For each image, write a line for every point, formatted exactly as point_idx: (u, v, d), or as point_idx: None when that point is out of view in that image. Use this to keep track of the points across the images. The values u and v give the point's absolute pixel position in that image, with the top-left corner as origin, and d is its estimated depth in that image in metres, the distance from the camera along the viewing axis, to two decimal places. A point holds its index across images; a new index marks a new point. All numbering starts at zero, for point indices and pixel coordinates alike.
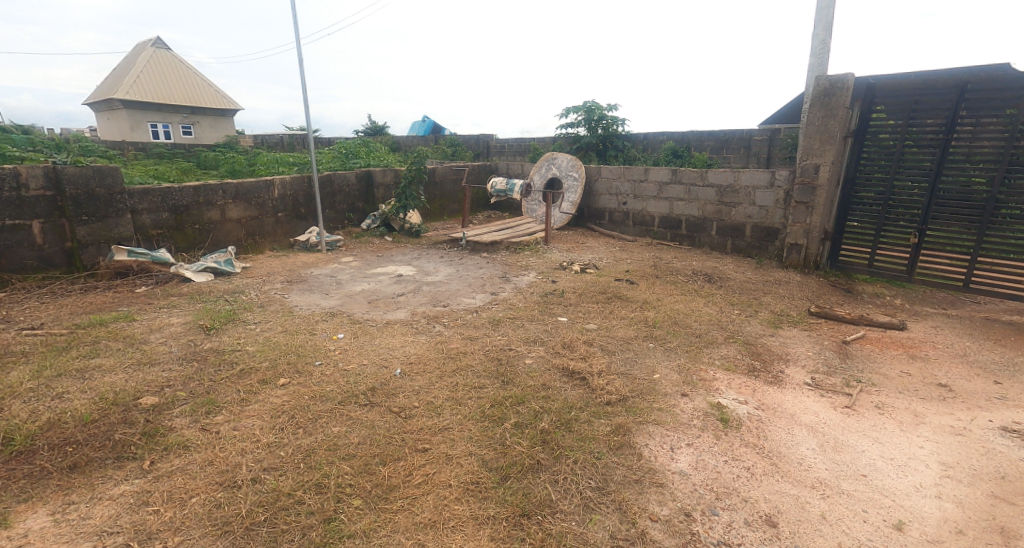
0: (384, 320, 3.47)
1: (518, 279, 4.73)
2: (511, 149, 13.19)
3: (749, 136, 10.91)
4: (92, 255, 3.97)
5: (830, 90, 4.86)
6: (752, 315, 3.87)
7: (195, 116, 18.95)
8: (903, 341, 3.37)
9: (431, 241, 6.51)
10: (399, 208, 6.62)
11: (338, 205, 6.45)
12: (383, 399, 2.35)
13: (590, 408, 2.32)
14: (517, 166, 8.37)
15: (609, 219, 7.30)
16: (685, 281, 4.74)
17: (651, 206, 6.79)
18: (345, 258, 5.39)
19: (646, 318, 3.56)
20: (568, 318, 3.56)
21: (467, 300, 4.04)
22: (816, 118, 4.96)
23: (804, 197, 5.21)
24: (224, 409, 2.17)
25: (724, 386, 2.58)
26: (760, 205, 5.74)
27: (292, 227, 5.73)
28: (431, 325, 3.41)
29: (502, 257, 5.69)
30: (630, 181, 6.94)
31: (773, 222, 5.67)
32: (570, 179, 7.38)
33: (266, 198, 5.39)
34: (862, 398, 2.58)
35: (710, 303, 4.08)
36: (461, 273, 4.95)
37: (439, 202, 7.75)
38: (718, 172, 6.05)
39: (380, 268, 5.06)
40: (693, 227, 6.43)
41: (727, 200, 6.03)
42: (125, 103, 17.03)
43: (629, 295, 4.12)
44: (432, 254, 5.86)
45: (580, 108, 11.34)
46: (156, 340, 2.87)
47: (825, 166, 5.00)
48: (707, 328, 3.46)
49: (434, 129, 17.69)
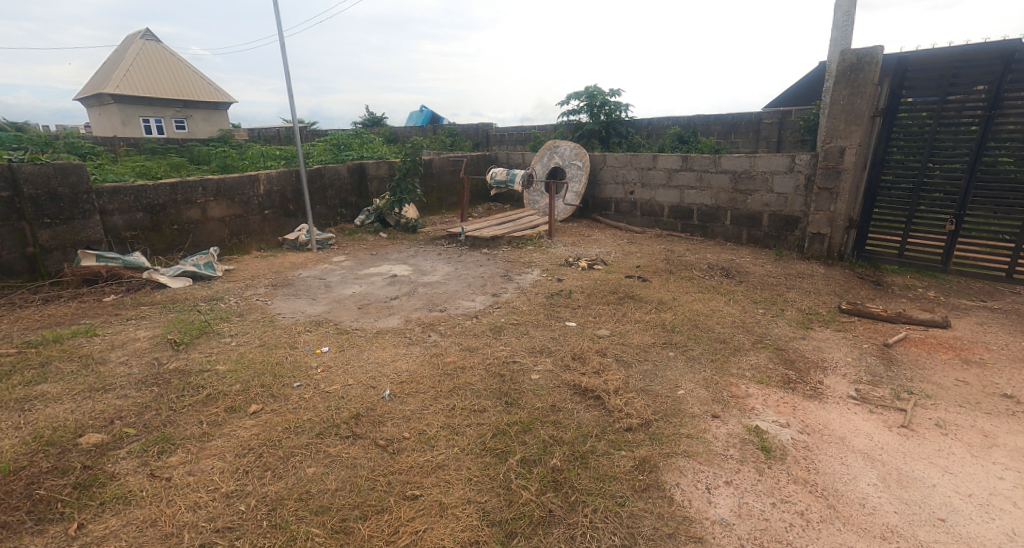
0: (374, 329, 3.16)
1: (521, 278, 4.40)
2: (511, 138, 12.79)
3: (759, 118, 10.50)
4: (57, 261, 3.66)
5: (857, 66, 4.49)
6: (779, 315, 3.54)
7: (188, 110, 18.51)
8: (951, 342, 3.03)
9: (428, 236, 6.19)
10: (393, 202, 6.28)
11: (330, 201, 6.12)
12: (368, 429, 2.04)
13: (608, 436, 2.00)
14: (518, 156, 7.97)
15: (615, 209, 6.95)
16: (701, 277, 4.41)
17: (660, 196, 6.43)
18: (337, 258, 5.07)
19: (663, 322, 3.24)
20: (577, 323, 3.24)
21: (467, 303, 3.71)
22: (842, 97, 4.58)
23: (827, 183, 4.83)
24: (181, 448, 1.85)
25: (761, 405, 2.24)
26: (778, 192, 5.37)
27: (280, 225, 5.41)
28: (427, 334, 3.09)
29: (504, 253, 5.36)
30: (637, 169, 6.58)
31: (792, 210, 5.30)
32: (575, 167, 7.01)
33: (251, 195, 5.06)
34: (919, 415, 2.24)
35: (731, 302, 3.74)
36: (459, 272, 4.63)
37: (437, 195, 7.41)
38: (732, 158, 5.68)
39: (373, 269, 4.74)
40: (705, 217, 6.07)
41: (742, 187, 5.66)
42: (116, 96, 16.73)
43: (643, 294, 3.80)
44: (430, 251, 5.53)
45: (581, 94, 10.94)
46: (116, 358, 2.56)
47: (852, 149, 4.63)
48: (731, 331, 3.13)
49: (432, 119, 17.33)
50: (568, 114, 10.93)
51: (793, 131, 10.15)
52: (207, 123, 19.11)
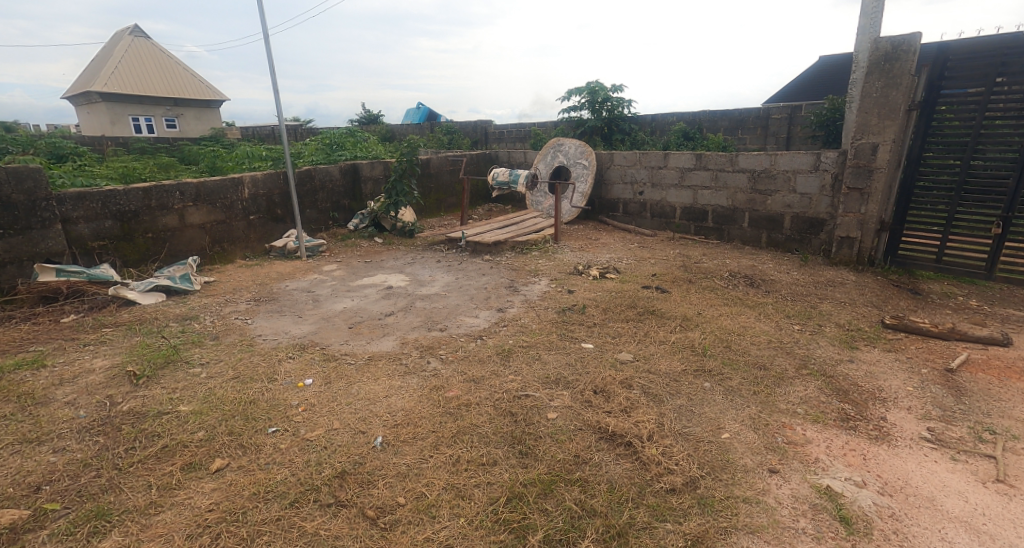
0: (365, 354, 2.79)
1: (527, 289, 4.04)
2: (511, 135, 12.42)
3: (767, 113, 10.14)
4: (11, 276, 3.31)
5: (892, 55, 4.16)
6: (817, 332, 3.18)
7: (179, 108, 17.98)
8: (1019, 365, 2.67)
9: (426, 241, 5.83)
10: (389, 205, 5.91)
11: (321, 204, 5.75)
12: (355, 493, 1.67)
13: (648, 502, 1.65)
14: (519, 154, 7.59)
15: (623, 210, 6.58)
16: (723, 287, 4.06)
17: (672, 196, 6.07)
18: (328, 267, 4.71)
19: (691, 343, 2.88)
20: (594, 345, 2.89)
21: (469, 321, 3.35)
22: (875, 89, 4.25)
23: (858, 182, 4.47)
24: (119, 528, 1.48)
25: (826, 454, 1.87)
26: (802, 192, 5.01)
27: (267, 231, 5.04)
28: (425, 360, 2.73)
29: (507, 260, 5.01)
30: (647, 168, 6.21)
31: (817, 212, 4.94)
32: (580, 167, 6.65)
33: (234, 199, 4.70)
34: (1013, 464, 1.88)
35: (762, 316, 3.38)
36: (461, 283, 4.27)
37: (435, 196, 7.05)
38: (750, 156, 5.32)
39: (366, 280, 4.39)
40: (721, 219, 5.71)
41: (762, 187, 5.30)
42: (104, 95, 16.36)
43: (663, 308, 3.44)
44: (427, 258, 5.17)
45: (582, 90, 10.56)
46: (61, 397, 2.19)
47: (886, 146, 4.28)
48: (769, 354, 2.78)
49: (429, 116, 16.94)
50: (569, 110, 10.55)
51: (804, 127, 9.79)
52: (199, 121, 18.62)
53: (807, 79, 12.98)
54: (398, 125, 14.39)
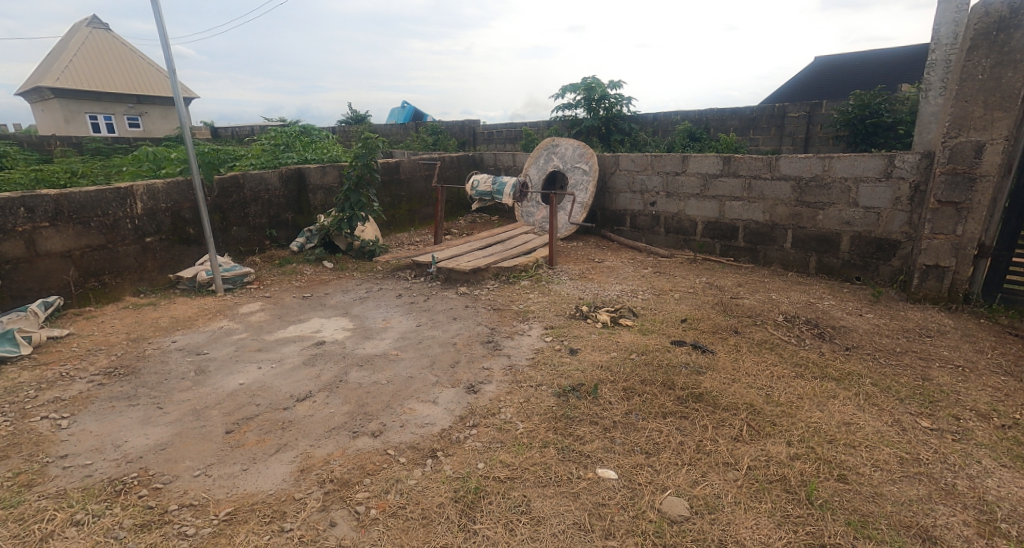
0: (226, 499, 1.63)
1: (511, 347, 2.91)
2: (501, 136, 11.30)
3: (783, 111, 9.07)
4: None
5: (1009, 22, 3.09)
6: (959, 429, 2.04)
7: (142, 106, 16.63)
8: None
9: (387, 265, 4.67)
10: (342, 221, 4.71)
11: (254, 219, 4.58)
12: None
13: None
14: (508, 157, 6.42)
15: (631, 223, 5.46)
16: (782, 341, 2.93)
17: (691, 208, 4.96)
18: (247, 309, 3.54)
19: (777, 470, 1.74)
20: (615, 472, 1.77)
21: (420, 414, 2.21)
22: (982, 69, 3.18)
23: (952, 195, 3.35)
24: None
25: None
26: (866, 205, 3.92)
27: (172, 257, 3.86)
28: (327, 518, 1.57)
29: (487, 295, 3.87)
30: (661, 173, 5.09)
31: (888, 231, 3.85)
32: (579, 172, 5.54)
33: (120, 216, 3.52)
34: None
35: (864, 400, 2.24)
36: (421, 334, 3.13)
37: (405, 206, 5.90)
38: (796, 159, 4.22)
39: (293, 329, 3.21)
40: (755, 237, 4.61)
41: (811, 198, 4.21)
42: (56, 91, 15.00)
43: (712, 388, 2.30)
44: (385, 292, 4.02)
45: (577, 86, 9.46)
46: None
47: (995, 145, 3.18)
48: (921, 497, 1.61)
49: (413, 116, 15.77)
50: (562, 109, 9.45)
51: (824, 126, 8.76)
52: (165, 120, 17.25)
53: (818, 74, 11.95)
54: (379, 125, 13.16)
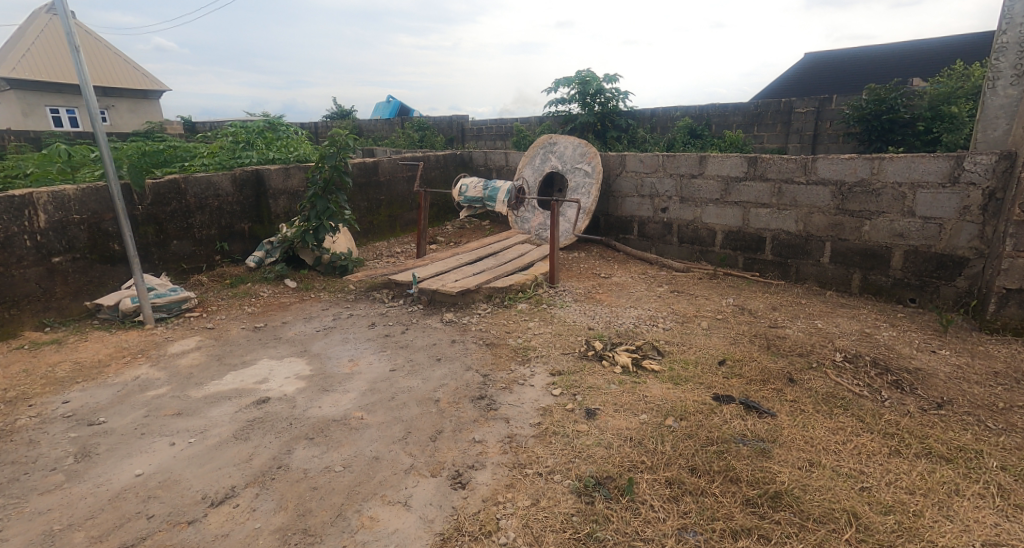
0: None
1: (509, 406, 2.25)
2: (491, 132, 10.60)
3: (790, 107, 8.47)
4: None
5: None
6: None
7: (108, 99, 15.60)
8: None
9: (360, 283, 3.98)
10: (306, 232, 3.97)
11: (200, 231, 3.86)
12: None
13: None
14: (500, 156, 5.75)
15: (640, 232, 4.83)
16: (852, 394, 2.31)
17: (710, 215, 4.33)
18: (177, 347, 2.83)
19: None
20: None
21: (384, 530, 1.54)
22: None
23: None
24: None
25: None
26: (924, 215, 3.32)
27: (91, 280, 3.15)
28: None
29: (477, 324, 3.20)
30: (675, 175, 4.46)
31: (953, 246, 3.26)
32: (580, 173, 4.89)
33: (14, 231, 2.80)
34: None
35: (1004, 501, 1.62)
36: (395, 385, 2.46)
37: (384, 212, 5.21)
38: (837, 161, 3.61)
39: (231, 378, 2.52)
40: (785, 250, 3.99)
41: (854, 206, 3.61)
42: (13, 82, 13.97)
43: (791, 483, 1.66)
44: (355, 321, 3.33)
45: (571, 79, 8.81)
46: None
47: None
48: None
49: (398, 111, 15.00)
50: (555, 104, 8.79)
51: (834, 123, 8.21)
52: (133, 113, 16.29)
53: None
54: (362, 121, 12.37)
